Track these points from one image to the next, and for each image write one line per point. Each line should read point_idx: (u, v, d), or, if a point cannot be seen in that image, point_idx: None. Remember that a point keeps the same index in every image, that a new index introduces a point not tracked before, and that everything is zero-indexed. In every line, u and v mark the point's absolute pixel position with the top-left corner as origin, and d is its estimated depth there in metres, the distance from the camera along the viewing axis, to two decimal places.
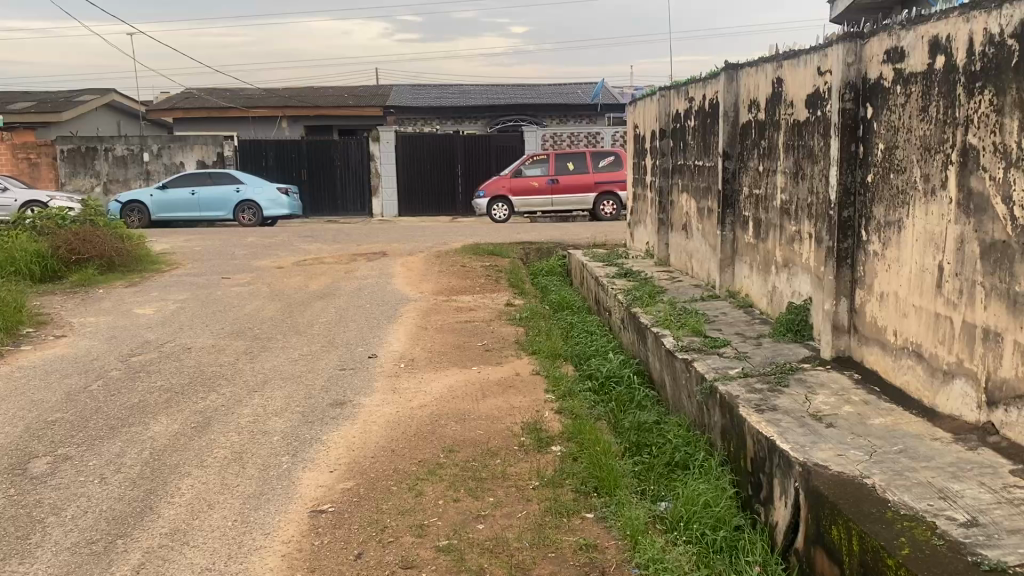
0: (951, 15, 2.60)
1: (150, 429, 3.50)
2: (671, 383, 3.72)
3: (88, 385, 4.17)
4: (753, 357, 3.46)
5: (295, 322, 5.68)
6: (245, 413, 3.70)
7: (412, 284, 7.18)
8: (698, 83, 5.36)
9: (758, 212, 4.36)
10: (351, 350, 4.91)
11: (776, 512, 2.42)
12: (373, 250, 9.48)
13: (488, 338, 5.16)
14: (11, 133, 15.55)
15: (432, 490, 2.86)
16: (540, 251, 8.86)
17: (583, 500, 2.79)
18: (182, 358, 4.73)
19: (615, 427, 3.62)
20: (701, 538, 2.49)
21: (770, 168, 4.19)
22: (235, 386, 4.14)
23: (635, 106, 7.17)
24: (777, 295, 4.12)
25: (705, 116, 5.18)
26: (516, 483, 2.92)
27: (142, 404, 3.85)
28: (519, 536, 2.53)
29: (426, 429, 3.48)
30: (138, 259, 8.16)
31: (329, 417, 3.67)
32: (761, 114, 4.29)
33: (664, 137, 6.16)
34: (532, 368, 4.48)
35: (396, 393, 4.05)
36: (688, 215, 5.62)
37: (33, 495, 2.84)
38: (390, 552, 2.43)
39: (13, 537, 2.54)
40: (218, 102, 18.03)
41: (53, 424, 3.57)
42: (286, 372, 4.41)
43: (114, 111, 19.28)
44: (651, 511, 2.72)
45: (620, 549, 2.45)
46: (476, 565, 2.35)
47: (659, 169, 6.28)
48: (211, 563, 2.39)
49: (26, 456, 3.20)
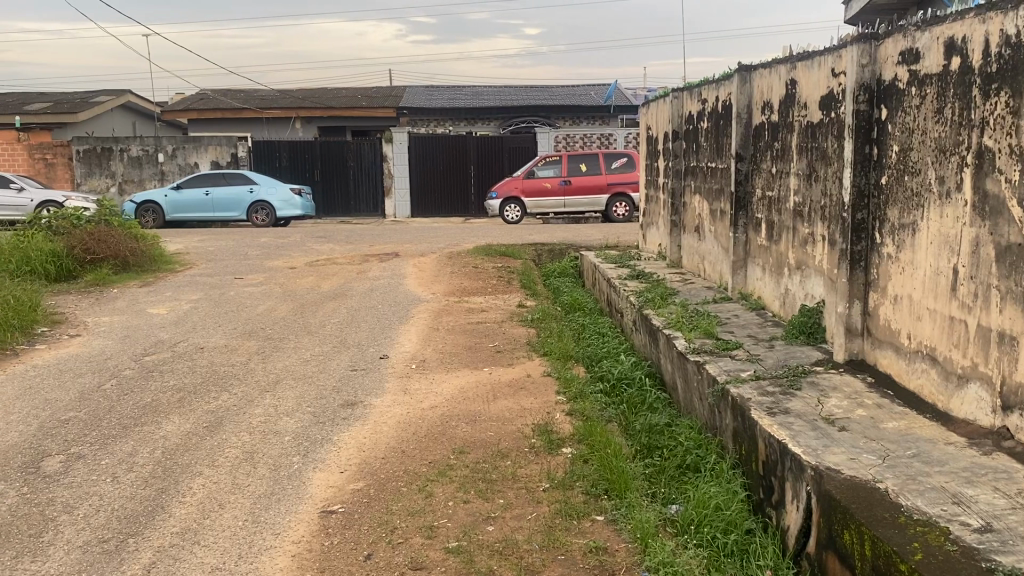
0: (967, 16, 2.58)
1: (162, 428, 3.52)
2: (683, 385, 3.70)
3: (102, 384, 4.19)
4: (765, 360, 3.44)
5: (307, 323, 5.70)
6: (257, 413, 3.71)
7: (424, 284, 7.20)
8: (711, 84, 5.35)
9: (771, 213, 4.34)
10: (362, 351, 4.92)
11: (788, 516, 2.40)
12: (385, 250, 9.51)
13: (499, 339, 5.16)
14: (27, 133, 15.61)
15: (442, 491, 2.86)
16: (552, 252, 8.86)
17: (593, 503, 2.78)
18: (195, 358, 4.75)
19: (627, 429, 3.62)
20: (712, 541, 2.48)
21: (784, 170, 4.17)
22: (247, 386, 4.16)
23: (648, 108, 7.16)
24: (789, 298, 4.10)
25: (718, 118, 5.17)
26: (526, 485, 2.91)
27: (155, 403, 3.87)
28: (529, 538, 2.52)
29: (437, 430, 3.48)
30: (152, 259, 8.20)
31: (340, 417, 3.67)
32: (774, 115, 4.27)
33: (676, 138, 6.14)
34: (544, 370, 4.47)
35: (407, 394, 4.05)
36: (701, 216, 5.61)
37: (45, 493, 2.86)
38: (400, 553, 2.43)
39: (26, 535, 2.55)
40: (232, 103, 18.12)
41: (66, 423, 3.59)
42: (298, 372, 4.42)
43: (129, 112, 19.40)
44: (661, 514, 2.71)
45: (630, 552, 2.45)
46: (485, 567, 2.34)
47: (671, 170, 6.27)
48: (222, 562, 2.40)
49: (40, 455, 3.22)
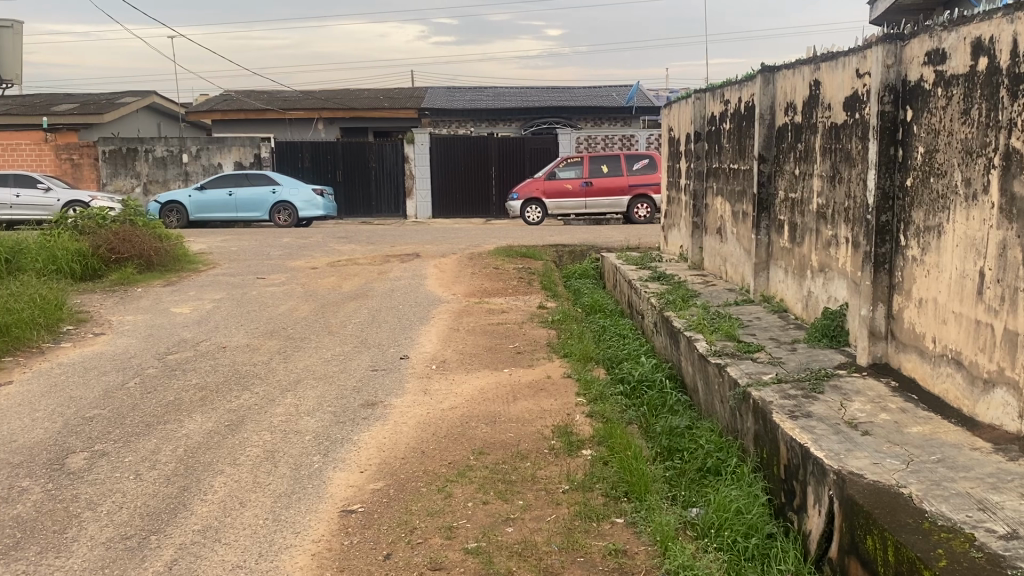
0: (995, 16, 2.55)
1: (184, 426, 3.55)
2: (704, 388, 3.68)
3: (126, 382, 4.24)
4: (787, 363, 3.41)
5: (328, 323, 5.73)
6: (279, 412, 3.73)
7: (444, 285, 7.21)
8: (733, 86, 5.32)
9: (794, 215, 4.31)
10: (383, 351, 4.94)
11: (809, 521, 2.38)
12: (405, 251, 9.53)
13: (519, 340, 5.15)
14: (53, 133, 15.87)
15: (462, 491, 2.86)
16: (573, 254, 8.85)
17: (613, 505, 2.77)
18: (218, 357, 4.79)
19: (647, 431, 3.60)
20: (733, 545, 2.46)
21: (807, 172, 4.14)
22: (269, 385, 4.18)
23: (669, 109, 7.14)
24: (812, 301, 4.07)
25: (740, 119, 5.14)
26: (546, 487, 2.91)
27: (178, 401, 3.90)
28: (548, 540, 2.52)
29: (457, 431, 3.48)
30: (176, 259, 8.29)
31: (360, 417, 3.68)
32: (797, 116, 4.24)
33: (698, 140, 6.12)
34: (564, 371, 4.46)
35: (427, 394, 4.06)
36: (722, 218, 5.58)
37: (70, 490, 2.89)
38: (419, 553, 2.43)
39: (50, 531, 2.58)
40: (255, 104, 18.27)
41: (91, 421, 3.63)
42: (319, 372, 4.44)
43: (155, 113, 19.61)
44: (681, 517, 2.70)
45: (651, 555, 2.43)
46: (504, 568, 2.34)
47: (693, 172, 6.24)
48: (242, 560, 2.41)
49: (65, 452, 3.26)
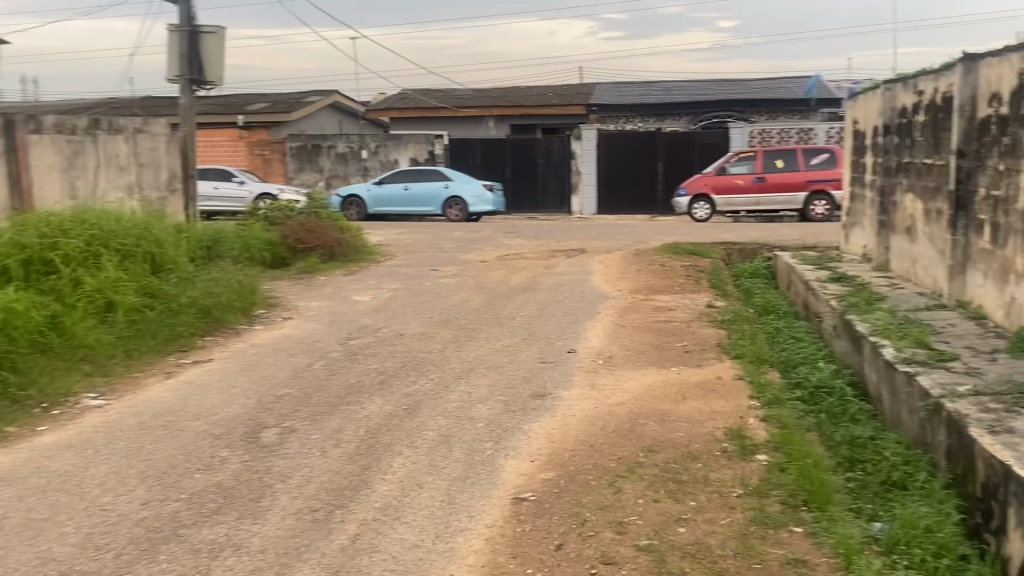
0: None
1: (365, 408, 3.73)
2: (890, 397, 3.47)
3: (311, 364, 4.51)
4: (987, 374, 3.16)
5: (498, 314, 5.86)
6: (451, 399, 3.85)
7: (611, 281, 7.19)
8: (929, 75, 4.98)
9: (997, 214, 3.98)
10: (550, 344, 4.99)
11: (1013, 545, 2.20)
12: (573, 246, 9.58)
13: (689, 339, 5.06)
14: (249, 132, 17.29)
15: (632, 488, 2.84)
16: (744, 251, 8.59)
17: (791, 513, 2.67)
18: (394, 343, 5.00)
19: (826, 439, 3.44)
20: (924, 564, 2.32)
21: (1013, 167, 3.81)
22: (442, 372, 4.32)
23: (855, 101, 6.77)
24: (1016, 307, 3.75)
25: (936, 111, 4.80)
26: (719, 489, 2.84)
27: (358, 384, 4.11)
28: (723, 544, 2.46)
29: (626, 427, 3.46)
30: (355, 249, 8.72)
31: (530, 408, 3.74)
32: (1004, 107, 3.91)
33: (887, 133, 5.77)
34: (735, 372, 4.34)
35: (596, 389, 4.06)
36: (912, 217, 5.24)
37: (264, 461, 3.11)
38: (591, 546, 2.44)
39: (248, 498, 2.79)
40: (430, 102, 18.94)
41: (281, 398, 3.89)
42: (489, 362, 4.54)
43: (337, 111, 20.70)
44: (865, 531, 2.56)
45: (832, 568, 2.33)
46: (677, 569, 2.31)
47: (880, 167, 5.90)
48: (420, 539, 2.51)
49: (259, 426, 3.50)
